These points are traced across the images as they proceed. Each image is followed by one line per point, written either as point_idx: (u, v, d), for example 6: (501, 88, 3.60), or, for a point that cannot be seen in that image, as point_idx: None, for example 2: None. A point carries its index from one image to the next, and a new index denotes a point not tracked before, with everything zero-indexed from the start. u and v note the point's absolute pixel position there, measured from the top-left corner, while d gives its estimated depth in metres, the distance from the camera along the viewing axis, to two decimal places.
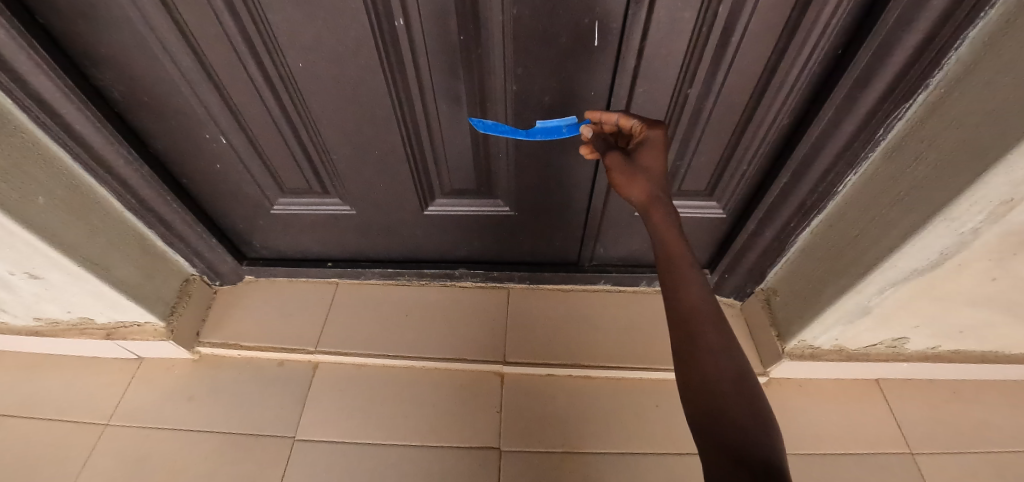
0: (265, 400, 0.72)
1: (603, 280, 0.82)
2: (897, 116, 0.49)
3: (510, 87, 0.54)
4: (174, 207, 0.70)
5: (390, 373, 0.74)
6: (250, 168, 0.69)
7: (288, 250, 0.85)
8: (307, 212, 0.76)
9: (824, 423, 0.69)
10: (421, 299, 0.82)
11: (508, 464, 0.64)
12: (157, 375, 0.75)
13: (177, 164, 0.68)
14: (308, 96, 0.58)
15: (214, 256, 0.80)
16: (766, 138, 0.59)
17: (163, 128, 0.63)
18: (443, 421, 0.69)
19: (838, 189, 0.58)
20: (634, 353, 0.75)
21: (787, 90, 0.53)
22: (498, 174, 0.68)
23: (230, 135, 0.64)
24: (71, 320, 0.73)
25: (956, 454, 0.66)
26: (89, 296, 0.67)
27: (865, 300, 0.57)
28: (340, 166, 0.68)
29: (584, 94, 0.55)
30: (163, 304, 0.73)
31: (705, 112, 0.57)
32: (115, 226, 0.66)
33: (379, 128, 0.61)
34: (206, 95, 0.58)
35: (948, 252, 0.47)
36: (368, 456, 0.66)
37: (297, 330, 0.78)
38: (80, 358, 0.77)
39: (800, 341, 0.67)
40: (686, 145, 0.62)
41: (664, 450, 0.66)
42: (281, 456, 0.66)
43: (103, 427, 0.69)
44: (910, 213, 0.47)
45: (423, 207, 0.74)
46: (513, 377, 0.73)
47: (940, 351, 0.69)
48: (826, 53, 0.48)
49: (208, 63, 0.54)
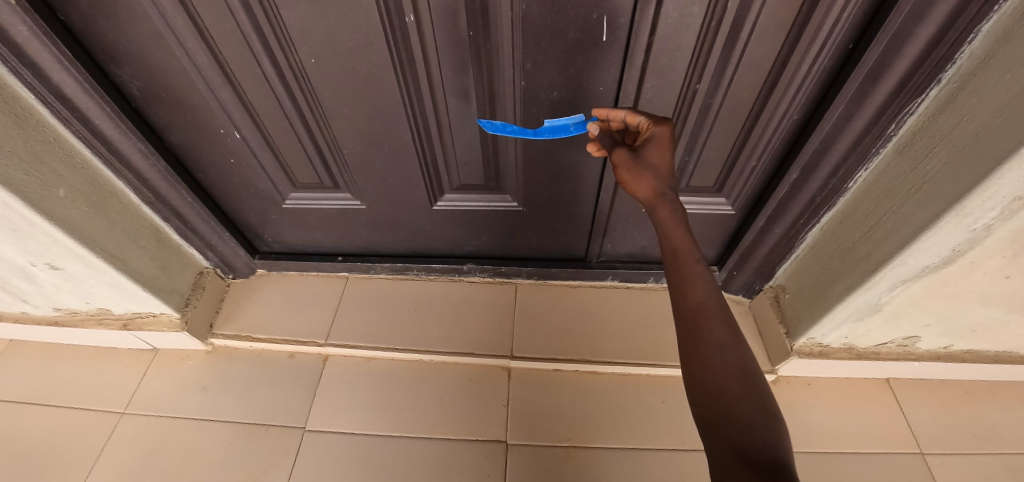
0: (276, 391, 0.73)
1: (611, 277, 0.82)
2: (909, 111, 0.48)
3: (519, 83, 0.55)
4: (189, 201, 0.72)
5: (399, 367, 0.75)
6: (263, 163, 0.70)
7: (299, 244, 0.86)
8: (319, 206, 0.77)
9: (833, 422, 0.69)
10: (430, 293, 0.83)
11: (515, 457, 0.65)
12: (172, 365, 0.77)
13: (192, 158, 0.70)
14: (319, 92, 0.58)
15: (227, 250, 0.82)
16: (775, 134, 0.59)
17: (179, 123, 0.64)
18: (451, 414, 0.69)
19: (849, 185, 0.58)
20: (641, 349, 0.75)
21: (797, 85, 0.52)
22: (507, 169, 0.68)
23: (244, 130, 0.65)
24: (89, 311, 0.75)
25: (967, 455, 0.66)
26: (107, 288, 0.68)
27: (874, 297, 0.56)
28: (351, 161, 0.69)
29: (592, 90, 0.55)
30: (178, 296, 0.75)
31: (714, 107, 0.57)
32: (133, 220, 0.67)
33: (390, 123, 0.62)
34: (222, 91, 0.59)
35: (960, 248, 0.47)
36: (377, 447, 0.67)
37: (308, 323, 0.79)
38: (97, 348, 0.79)
39: (808, 339, 0.67)
40: (695, 140, 0.62)
41: (670, 446, 0.66)
42: (292, 445, 0.67)
43: (120, 416, 0.71)
44: (922, 208, 0.46)
45: (432, 202, 0.74)
46: (520, 372, 0.74)
47: (953, 351, 0.68)
48: (837, 47, 0.48)
49: (222, 59, 0.55)
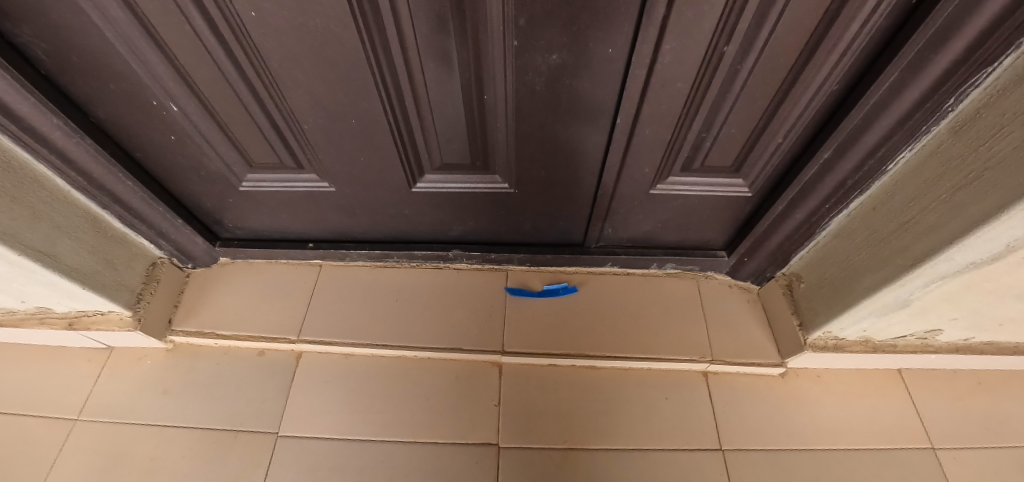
0: (245, 393, 0.67)
1: (610, 263, 0.75)
2: (973, 82, 0.40)
3: (510, 43, 0.45)
4: (128, 184, 0.62)
5: (381, 364, 0.69)
6: (210, 139, 0.60)
7: (263, 230, 0.76)
8: (281, 189, 0.67)
9: (843, 417, 0.65)
10: (413, 282, 0.75)
11: (507, 461, 0.60)
12: (129, 366, 0.70)
13: (126, 136, 0.59)
14: (268, 53, 0.48)
15: (183, 237, 0.72)
16: (809, 108, 0.51)
17: (103, 94, 0.53)
18: (438, 416, 0.64)
19: (887, 167, 0.51)
20: (642, 342, 0.69)
21: (843, 49, 0.44)
22: (497, 147, 0.59)
23: (182, 102, 0.54)
24: (28, 309, 0.66)
25: (979, 449, 0.63)
26: (41, 287, 0.60)
27: (905, 292, 0.51)
28: (315, 138, 0.59)
29: (599, 52, 0.46)
30: (128, 292, 0.66)
31: (742, 75, 0.48)
32: (61, 208, 0.58)
33: (356, 93, 0.52)
34: (147, 54, 0.48)
35: (1015, 245, 0.40)
36: (357, 453, 0.62)
37: (277, 318, 0.72)
38: (44, 348, 0.72)
39: (824, 332, 0.62)
40: (715, 114, 0.53)
41: (674, 446, 0.62)
42: (265, 453, 0.62)
43: (73, 423, 0.65)
44: (980, 200, 0.40)
45: (411, 183, 0.65)
46: (512, 368, 0.68)
47: (972, 343, 0.64)
48: (899, 2, 0.39)
49: (140, 12, 0.44)
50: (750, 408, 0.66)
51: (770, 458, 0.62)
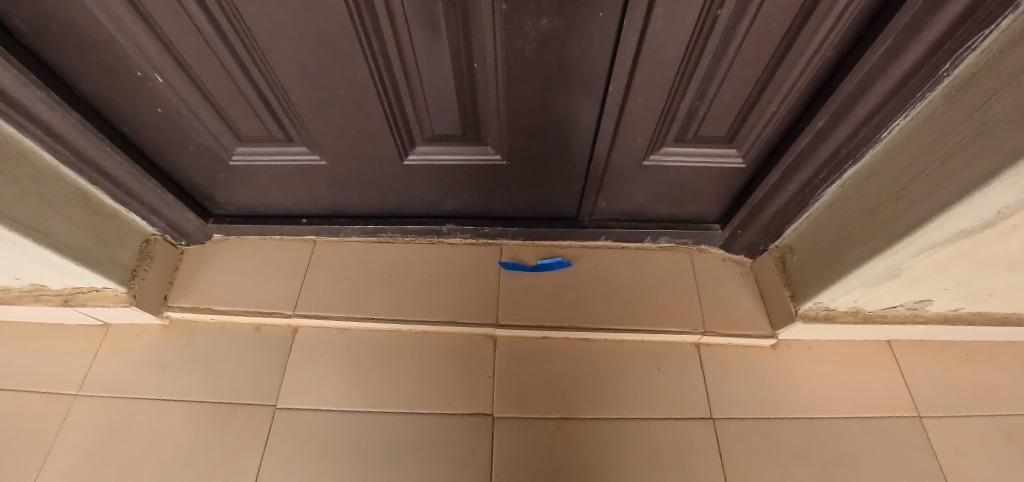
0: (242, 367, 0.67)
1: (604, 236, 0.75)
2: (970, 45, 0.39)
3: (499, 7, 0.44)
4: (117, 159, 0.61)
5: (376, 338, 0.69)
6: (197, 111, 0.59)
7: (256, 206, 0.76)
8: (271, 163, 0.66)
9: (832, 387, 0.66)
10: (407, 257, 0.75)
11: (501, 430, 0.62)
12: (126, 342, 0.70)
13: (112, 109, 0.58)
14: (251, 20, 0.47)
15: (175, 214, 0.72)
16: (804, 75, 0.50)
17: (86, 65, 0.52)
18: (433, 387, 0.65)
19: (881, 135, 0.50)
20: (635, 314, 0.69)
21: (840, 12, 0.43)
22: (489, 117, 0.58)
23: (167, 72, 0.53)
24: (23, 287, 0.66)
25: (964, 417, 0.65)
26: (34, 263, 0.60)
27: (896, 262, 0.51)
28: (303, 110, 0.58)
29: (590, 16, 0.45)
30: (121, 268, 0.66)
31: (737, 39, 0.47)
32: (51, 184, 0.57)
33: (343, 62, 0.51)
34: (127, 22, 0.47)
35: (1007, 211, 0.40)
36: (352, 424, 0.63)
37: (272, 294, 0.72)
38: (41, 326, 0.72)
39: (815, 303, 0.62)
40: (708, 82, 0.52)
41: (665, 415, 0.63)
42: (263, 425, 0.63)
43: (73, 398, 0.65)
44: (972, 166, 0.39)
45: (403, 156, 0.65)
46: (506, 341, 0.69)
47: (962, 313, 0.65)
48: None
49: None
50: (741, 378, 0.67)
51: (759, 427, 0.63)
